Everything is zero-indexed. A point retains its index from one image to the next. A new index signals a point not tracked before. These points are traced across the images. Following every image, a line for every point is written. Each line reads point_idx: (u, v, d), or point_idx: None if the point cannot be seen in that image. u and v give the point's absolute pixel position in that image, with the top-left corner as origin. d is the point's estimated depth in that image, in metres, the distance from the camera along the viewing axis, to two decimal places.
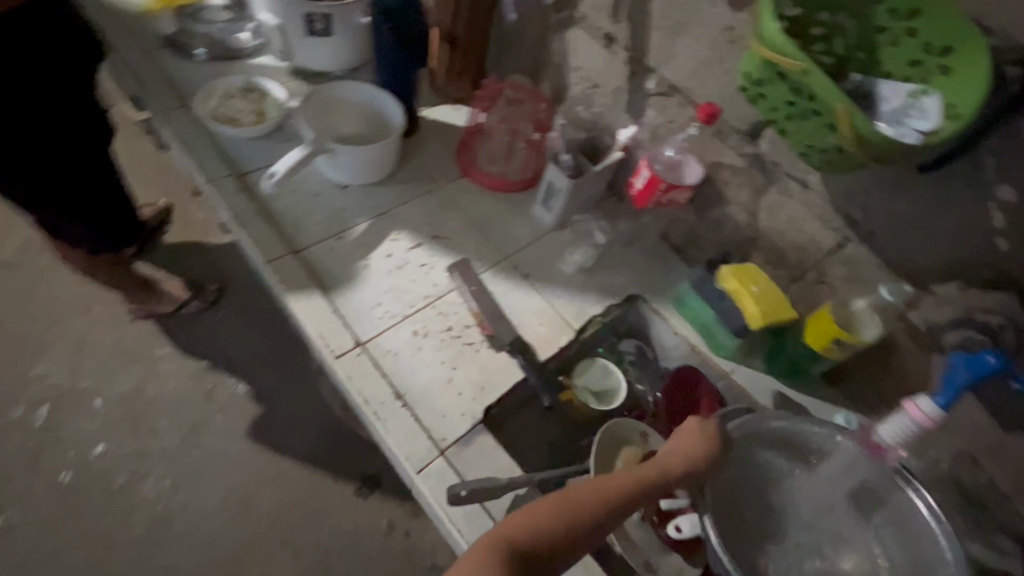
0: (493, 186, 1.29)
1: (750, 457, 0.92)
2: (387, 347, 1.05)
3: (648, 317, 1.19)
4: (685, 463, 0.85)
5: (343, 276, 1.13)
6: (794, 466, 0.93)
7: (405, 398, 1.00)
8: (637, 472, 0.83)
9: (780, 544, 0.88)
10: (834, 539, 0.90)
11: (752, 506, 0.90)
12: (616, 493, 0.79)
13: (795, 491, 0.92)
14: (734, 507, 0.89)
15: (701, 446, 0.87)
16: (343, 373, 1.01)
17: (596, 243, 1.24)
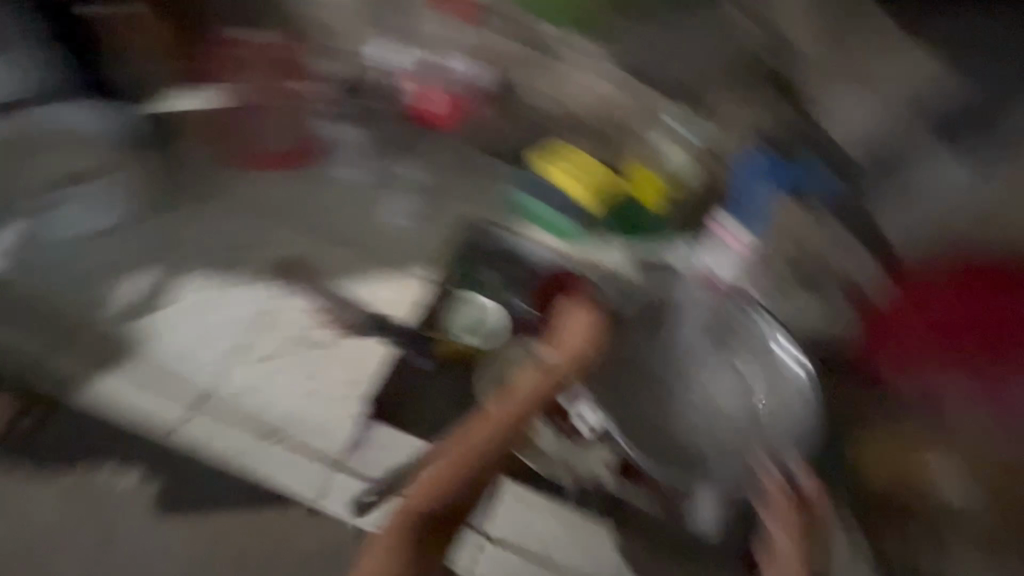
0: (285, 162, 1.16)
1: (628, 338, 1.04)
2: (234, 389, 0.97)
3: (496, 236, 1.10)
4: (575, 354, 0.92)
5: (153, 338, 1.00)
6: (665, 331, 1.05)
7: (273, 433, 0.93)
8: (530, 383, 0.88)
9: (660, 410, 1.00)
10: (705, 375, 1.01)
11: (636, 381, 1.02)
12: (510, 418, 0.83)
13: (674, 352, 1.04)
14: (619, 385, 1.01)
15: (586, 330, 0.95)
16: (195, 437, 0.92)
17: (415, 185, 1.17)
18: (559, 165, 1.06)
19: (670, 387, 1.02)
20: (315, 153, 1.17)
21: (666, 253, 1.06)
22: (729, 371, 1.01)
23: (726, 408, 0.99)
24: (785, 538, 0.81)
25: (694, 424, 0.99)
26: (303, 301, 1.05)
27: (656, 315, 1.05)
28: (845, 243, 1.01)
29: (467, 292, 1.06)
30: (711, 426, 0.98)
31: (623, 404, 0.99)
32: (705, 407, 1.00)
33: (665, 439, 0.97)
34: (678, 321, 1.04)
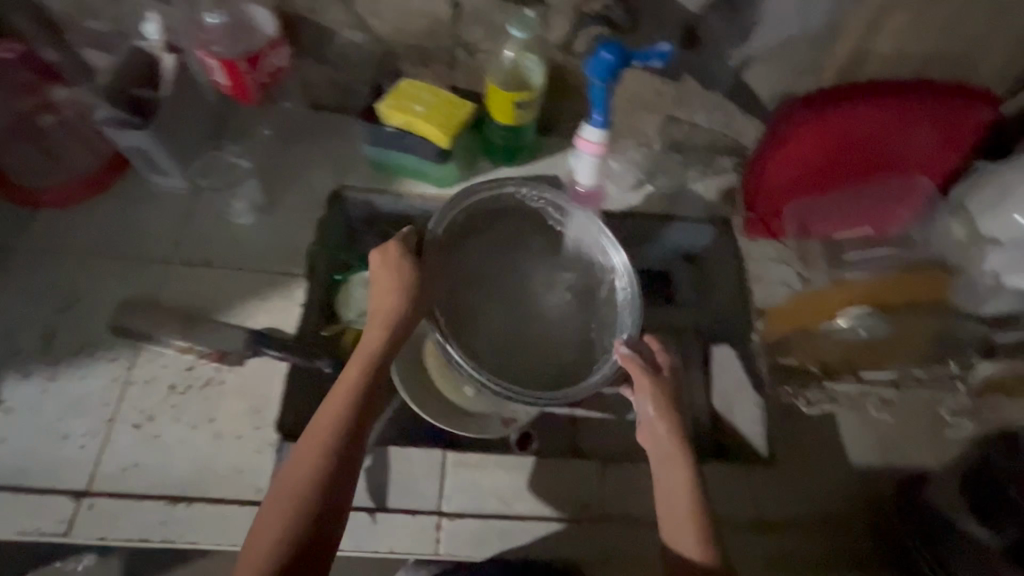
0: (80, 198, 0.95)
1: (460, 252, 0.93)
2: (119, 467, 0.81)
3: (365, 199, 1.03)
4: (387, 329, 0.78)
5: None
6: (496, 240, 0.95)
7: (185, 495, 0.81)
8: (346, 382, 0.74)
9: (506, 330, 0.92)
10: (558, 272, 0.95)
11: (476, 310, 0.92)
12: (335, 432, 0.71)
13: (514, 263, 0.97)
14: (469, 309, 0.91)
15: (392, 293, 0.79)
16: (92, 538, 0.78)
17: (247, 173, 1.01)
18: (406, 111, 0.94)
19: (515, 314, 0.94)
20: (113, 174, 0.97)
21: (542, 167, 1.05)
22: (566, 271, 0.95)
23: (568, 315, 0.93)
24: (647, 409, 0.78)
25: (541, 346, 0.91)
26: (164, 353, 0.89)
27: (490, 219, 0.93)
28: (699, 103, 1.04)
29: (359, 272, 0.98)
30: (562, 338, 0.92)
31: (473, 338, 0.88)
32: (556, 323, 0.93)
33: (526, 368, 0.88)
34: (510, 225, 0.95)
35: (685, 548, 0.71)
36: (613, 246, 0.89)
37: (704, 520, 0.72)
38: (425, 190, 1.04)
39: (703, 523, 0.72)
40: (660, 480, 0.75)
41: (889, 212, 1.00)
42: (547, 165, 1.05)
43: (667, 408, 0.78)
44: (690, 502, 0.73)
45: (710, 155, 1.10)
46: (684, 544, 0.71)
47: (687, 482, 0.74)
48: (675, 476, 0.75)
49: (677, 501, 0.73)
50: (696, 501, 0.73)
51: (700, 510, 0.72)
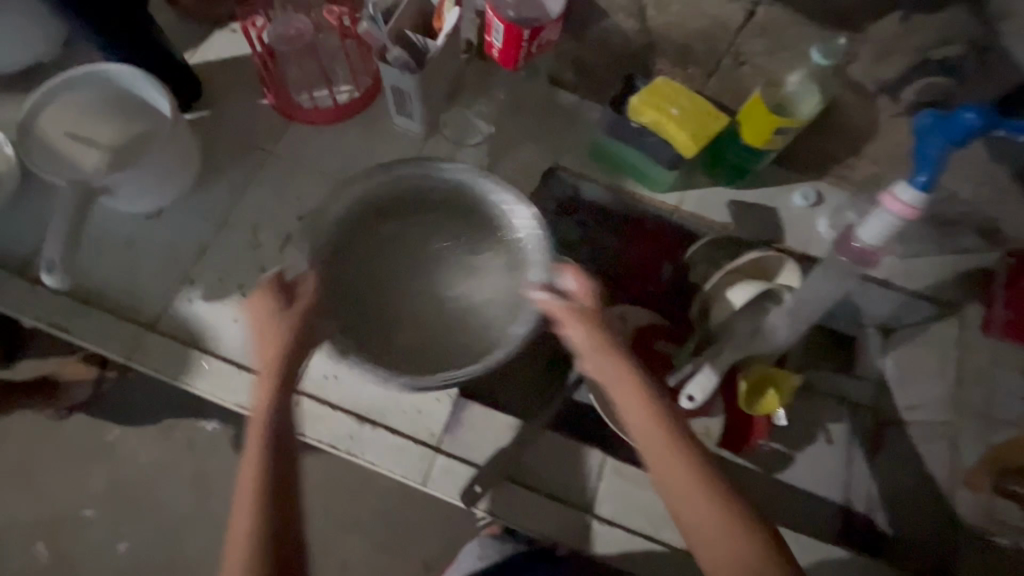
0: (332, 120, 1.02)
1: (351, 253, 0.85)
2: (321, 373, 0.89)
3: (574, 183, 1.05)
4: (279, 358, 0.67)
5: (226, 324, 0.91)
6: (407, 237, 0.88)
7: (371, 418, 0.87)
8: (255, 427, 0.63)
9: (405, 321, 0.84)
10: (466, 268, 0.87)
11: (380, 300, 0.85)
12: (251, 519, 0.57)
13: (416, 262, 0.88)
14: (372, 307, 0.84)
15: (287, 332, 0.68)
16: (292, 427, 0.86)
17: (481, 133, 1.04)
18: (660, 110, 0.91)
19: (413, 318, 0.85)
20: (363, 102, 1.03)
21: (758, 197, 1.04)
22: (488, 267, 0.86)
23: (482, 310, 0.84)
24: (584, 339, 0.69)
25: (438, 343, 0.83)
26: None
27: (395, 207, 0.86)
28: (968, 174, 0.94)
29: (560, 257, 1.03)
30: (477, 331, 0.83)
31: (385, 326, 0.84)
32: (466, 321, 0.84)
33: (416, 363, 0.82)
34: (417, 222, 0.88)
35: (674, 471, 0.61)
36: (514, 199, 0.83)
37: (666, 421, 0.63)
38: (639, 191, 1.04)
39: (669, 428, 0.63)
40: (627, 417, 0.65)
41: None
42: (765, 196, 1.03)
43: (601, 338, 0.69)
44: (652, 410, 0.64)
45: (961, 228, 0.96)
46: (679, 485, 0.60)
47: (645, 398, 0.65)
48: (635, 405, 0.64)
49: (642, 419, 0.64)
50: (657, 405, 0.64)
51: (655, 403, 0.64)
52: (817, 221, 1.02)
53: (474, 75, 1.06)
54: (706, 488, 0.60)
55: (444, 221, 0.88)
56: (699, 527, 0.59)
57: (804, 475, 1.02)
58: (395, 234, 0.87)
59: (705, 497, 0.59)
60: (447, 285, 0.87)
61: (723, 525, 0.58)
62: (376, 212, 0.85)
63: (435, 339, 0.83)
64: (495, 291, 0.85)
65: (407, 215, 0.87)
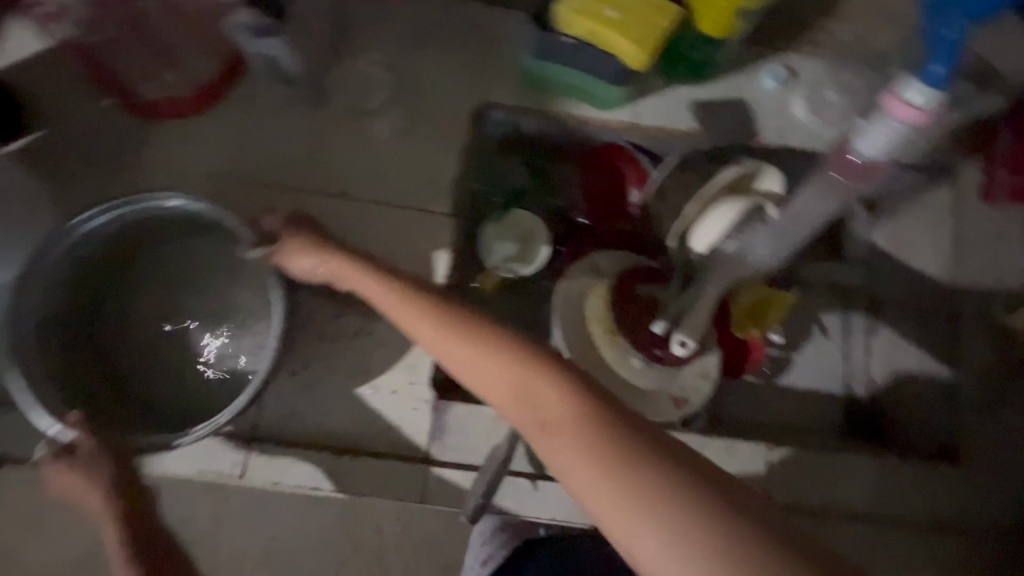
0: (199, 107, 0.82)
1: (101, 335, 0.80)
2: (281, 415, 0.80)
3: (512, 119, 0.89)
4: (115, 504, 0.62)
5: (165, 387, 0.80)
6: (165, 267, 0.83)
7: (350, 448, 0.79)
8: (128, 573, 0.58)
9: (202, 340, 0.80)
10: (228, 293, 0.83)
11: (153, 364, 0.81)
12: None
13: (176, 306, 0.83)
14: (147, 381, 0.80)
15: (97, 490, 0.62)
16: (264, 482, 0.77)
17: (387, 84, 0.86)
18: (597, 19, 0.74)
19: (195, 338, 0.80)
20: (230, 78, 0.82)
21: (725, 91, 0.90)
22: (252, 286, 0.82)
23: (245, 344, 0.81)
24: (306, 258, 0.67)
25: (220, 385, 0.81)
26: (311, 296, 0.82)
27: (120, 262, 0.81)
28: None
29: (515, 213, 0.89)
30: (253, 356, 0.81)
31: (174, 394, 0.80)
32: (241, 346, 0.81)
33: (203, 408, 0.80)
34: (156, 270, 0.83)
35: (496, 383, 0.48)
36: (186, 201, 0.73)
37: (466, 334, 0.50)
38: (589, 115, 0.89)
39: (472, 339, 0.50)
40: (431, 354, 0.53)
41: None
42: (729, 86, 0.90)
43: (315, 250, 0.66)
44: (451, 333, 0.51)
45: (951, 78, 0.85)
46: (495, 385, 0.48)
47: (437, 319, 0.53)
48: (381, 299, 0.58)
49: (443, 347, 0.51)
50: (453, 323, 0.52)
51: (448, 322, 0.52)
52: (793, 103, 0.90)
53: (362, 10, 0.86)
54: (526, 370, 0.47)
55: (182, 249, 0.83)
56: (535, 428, 0.46)
57: (810, 376, 0.97)
58: (143, 288, 0.83)
59: (528, 388, 0.47)
60: (212, 318, 0.82)
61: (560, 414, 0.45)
62: (93, 271, 0.78)
63: (222, 381, 0.80)
64: (264, 309, 0.82)
65: (143, 267, 0.83)
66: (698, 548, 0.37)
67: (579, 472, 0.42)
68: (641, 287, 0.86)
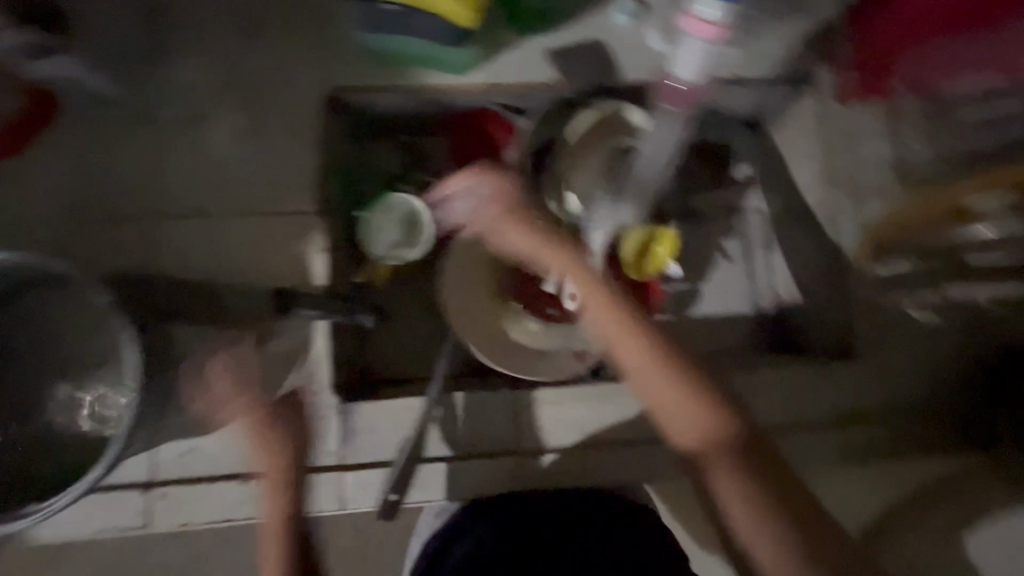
0: (17, 147, 0.77)
1: None
2: (177, 454, 0.76)
3: (367, 101, 0.84)
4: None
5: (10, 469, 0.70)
6: None
7: (258, 471, 0.77)
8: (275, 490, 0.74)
9: (57, 400, 0.73)
10: (69, 347, 0.73)
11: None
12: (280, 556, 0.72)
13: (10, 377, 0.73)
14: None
15: None
16: (174, 522, 0.75)
17: (222, 88, 0.81)
18: None
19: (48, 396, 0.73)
20: (45, 113, 0.77)
21: (579, 34, 0.87)
22: (91, 335, 0.73)
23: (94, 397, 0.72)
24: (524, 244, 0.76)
25: (76, 448, 0.71)
26: (188, 325, 0.78)
27: None
28: None
29: (390, 199, 0.85)
30: (109, 409, 0.72)
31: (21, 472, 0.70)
32: (96, 399, 0.72)
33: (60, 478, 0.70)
34: None
35: (670, 392, 0.64)
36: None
37: (668, 361, 0.64)
38: (444, 82, 0.85)
39: (666, 364, 0.64)
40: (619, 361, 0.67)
41: None
42: (582, 29, 0.87)
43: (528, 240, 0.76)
44: (659, 361, 0.65)
45: None
46: (683, 420, 0.63)
47: (638, 338, 0.66)
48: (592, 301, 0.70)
49: (636, 358, 0.66)
50: (654, 342, 0.66)
51: (660, 345, 0.65)
52: (649, 36, 0.87)
53: (179, 14, 0.81)
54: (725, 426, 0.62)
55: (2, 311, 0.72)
56: (691, 432, 0.63)
57: (718, 304, 0.98)
58: None
59: (716, 441, 0.61)
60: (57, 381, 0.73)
61: (716, 432, 0.62)
62: None
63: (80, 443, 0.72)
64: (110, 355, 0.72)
65: None
66: (790, 557, 0.57)
67: (713, 483, 0.61)
68: None
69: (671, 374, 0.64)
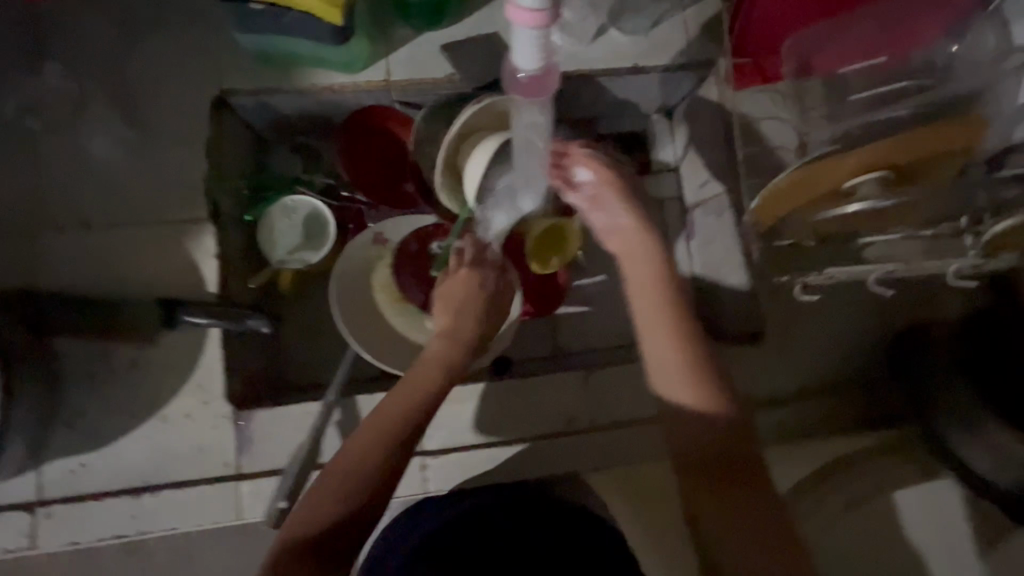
0: None
1: None
2: (63, 472, 0.74)
3: (257, 103, 0.83)
4: None
5: None
6: None
7: (149, 485, 0.75)
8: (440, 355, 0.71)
9: None
10: None
11: None
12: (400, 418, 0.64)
13: None
14: None
15: None
16: (64, 541, 0.74)
17: (103, 95, 0.79)
18: None
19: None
20: None
21: (475, 27, 0.85)
22: None
23: None
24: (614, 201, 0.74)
25: None
26: (71, 339, 0.76)
27: None
28: None
29: (288, 201, 0.84)
30: None
31: None
32: None
33: None
34: None
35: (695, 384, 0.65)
36: None
37: (700, 357, 0.66)
38: (337, 80, 0.83)
39: (696, 361, 0.66)
40: (646, 345, 0.68)
41: (918, 34, 0.75)
42: (477, 21, 0.85)
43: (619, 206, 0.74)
44: (681, 352, 0.66)
45: None
46: (694, 410, 0.64)
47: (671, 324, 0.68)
48: (639, 263, 0.72)
49: (663, 341, 0.67)
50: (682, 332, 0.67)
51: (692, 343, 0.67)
52: None
53: (57, 22, 0.79)
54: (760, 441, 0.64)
55: None
56: (693, 416, 0.64)
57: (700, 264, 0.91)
58: None
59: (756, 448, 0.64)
60: None
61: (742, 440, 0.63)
62: None
63: None
64: None
65: None
66: (754, 521, 0.60)
67: (719, 470, 0.63)
68: (433, 246, 0.84)
69: (695, 363, 0.66)
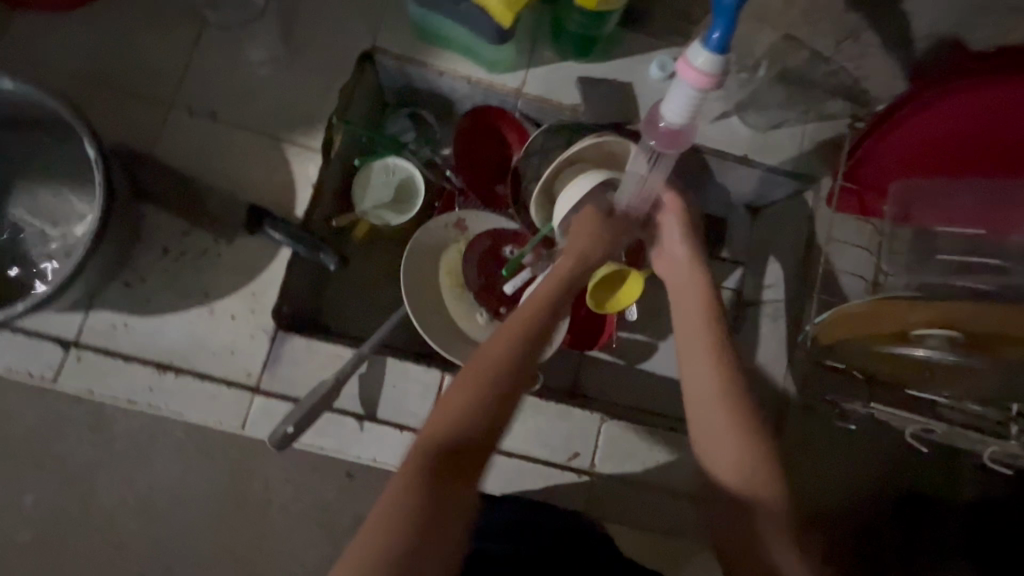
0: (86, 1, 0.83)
1: None
2: (106, 324, 0.78)
3: (399, 67, 0.89)
4: None
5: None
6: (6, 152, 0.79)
7: (174, 365, 0.78)
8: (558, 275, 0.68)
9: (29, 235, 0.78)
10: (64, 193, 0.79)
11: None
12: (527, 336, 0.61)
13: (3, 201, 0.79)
14: None
15: None
16: (81, 383, 0.77)
17: (279, 15, 0.87)
18: None
19: (13, 213, 0.79)
20: None
21: (615, 71, 0.90)
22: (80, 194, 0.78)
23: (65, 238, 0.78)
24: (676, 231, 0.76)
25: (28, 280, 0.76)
26: (162, 209, 0.81)
27: None
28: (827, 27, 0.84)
29: (393, 163, 0.90)
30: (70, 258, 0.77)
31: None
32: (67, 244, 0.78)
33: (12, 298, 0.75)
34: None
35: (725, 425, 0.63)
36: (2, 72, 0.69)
37: (734, 392, 0.64)
38: (475, 75, 0.89)
39: (731, 396, 0.64)
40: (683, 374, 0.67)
41: None
42: (620, 68, 0.91)
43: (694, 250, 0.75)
44: (723, 390, 0.64)
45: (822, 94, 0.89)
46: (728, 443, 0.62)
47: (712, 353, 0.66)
48: (694, 296, 0.71)
49: (702, 377, 0.65)
50: (733, 389, 0.64)
51: (732, 386, 0.64)
52: None
53: None
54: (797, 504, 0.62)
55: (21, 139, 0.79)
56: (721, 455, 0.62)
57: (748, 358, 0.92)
58: None
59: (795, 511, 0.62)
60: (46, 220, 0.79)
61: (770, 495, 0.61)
62: None
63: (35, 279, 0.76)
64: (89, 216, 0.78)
65: None
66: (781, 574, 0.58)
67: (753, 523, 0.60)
68: (506, 249, 0.90)
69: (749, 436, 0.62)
